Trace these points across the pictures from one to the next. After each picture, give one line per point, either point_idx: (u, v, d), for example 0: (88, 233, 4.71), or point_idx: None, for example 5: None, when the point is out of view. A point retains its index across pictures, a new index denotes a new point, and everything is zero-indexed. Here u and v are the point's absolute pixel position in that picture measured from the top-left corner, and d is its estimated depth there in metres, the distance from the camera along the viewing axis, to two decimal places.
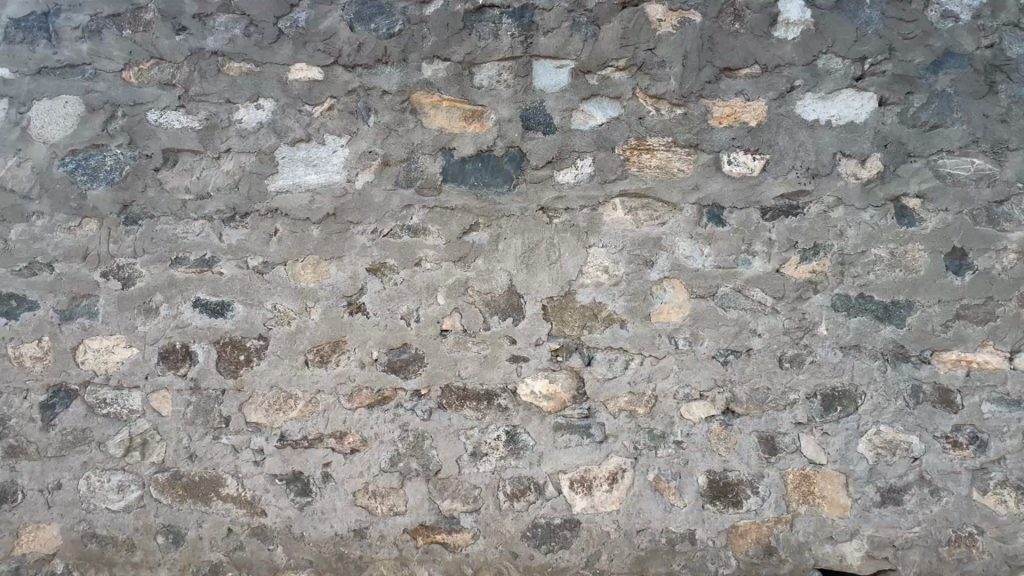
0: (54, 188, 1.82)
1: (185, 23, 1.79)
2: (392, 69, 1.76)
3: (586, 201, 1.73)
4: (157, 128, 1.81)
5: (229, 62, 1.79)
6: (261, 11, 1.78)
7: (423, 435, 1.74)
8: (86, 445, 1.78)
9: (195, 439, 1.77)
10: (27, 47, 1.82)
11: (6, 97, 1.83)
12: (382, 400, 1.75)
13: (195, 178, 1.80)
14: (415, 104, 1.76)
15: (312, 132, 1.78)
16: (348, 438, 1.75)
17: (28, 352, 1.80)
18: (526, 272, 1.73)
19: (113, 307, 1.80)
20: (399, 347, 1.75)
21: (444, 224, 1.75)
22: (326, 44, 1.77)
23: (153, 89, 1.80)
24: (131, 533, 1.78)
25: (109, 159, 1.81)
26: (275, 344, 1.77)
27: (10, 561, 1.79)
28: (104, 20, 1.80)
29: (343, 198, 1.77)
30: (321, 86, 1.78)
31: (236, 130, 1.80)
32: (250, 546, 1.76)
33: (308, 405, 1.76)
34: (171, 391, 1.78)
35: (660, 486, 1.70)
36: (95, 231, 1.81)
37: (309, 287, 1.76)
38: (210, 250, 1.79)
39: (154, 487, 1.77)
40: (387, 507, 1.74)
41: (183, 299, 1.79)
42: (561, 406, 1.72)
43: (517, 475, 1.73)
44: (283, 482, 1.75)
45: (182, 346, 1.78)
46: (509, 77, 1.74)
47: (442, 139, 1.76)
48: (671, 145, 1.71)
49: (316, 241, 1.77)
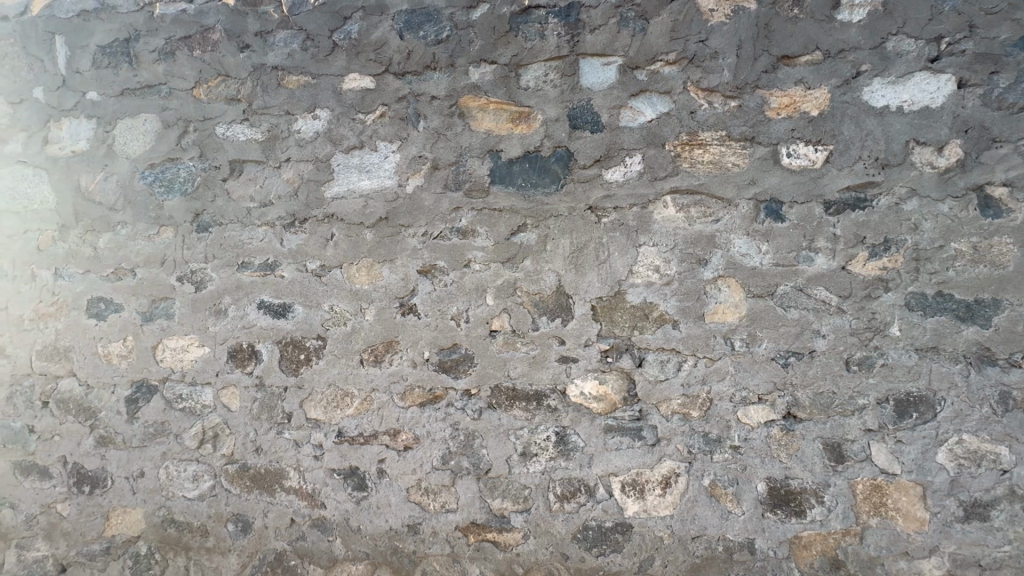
0: (135, 199, 1.97)
1: (248, 41, 1.90)
2: (441, 74, 1.80)
3: (635, 199, 1.69)
4: (224, 141, 1.93)
5: (288, 75, 1.89)
6: (317, 26, 1.86)
7: (474, 434, 1.76)
8: (165, 436, 1.92)
9: (261, 433, 1.87)
10: (112, 72, 1.99)
11: (95, 117, 2.01)
12: (434, 399, 1.79)
13: (259, 186, 1.90)
14: (463, 108, 1.79)
15: (366, 139, 1.85)
16: (402, 436, 1.80)
17: (115, 350, 1.97)
18: (575, 272, 1.72)
19: (187, 309, 1.93)
20: (450, 347, 1.78)
21: (492, 225, 1.77)
22: (377, 53, 1.83)
23: (220, 104, 1.93)
24: (204, 520, 1.90)
25: (182, 171, 1.95)
26: (332, 344, 1.84)
27: (102, 540, 1.96)
28: (177, 42, 1.94)
29: (394, 202, 1.82)
30: (373, 94, 1.84)
31: (295, 140, 1.89)
32: (311, 536, 1.85)
33: (364, 403, 1.82)
34: (239, 387, 1.89)
35: (716, 492, 1.65)
36: (171, 239, 1.95)
37: (363, 289, 1.83)
38: (272, 255, 1.89)
39: (225, 477, 1.88)
40: (439, 503, 1.78)
41: (249, 301, 1.90)
42: (612, 408, 1.70)
43: (567, 476, 1.72)
44: (341, 476, 1.83)
45: (249, 345, 1.89)
46: (556, 77, 1.74)
47: (489, 141, 1.78)
48: (725, 139, 1.65)
49: (370, 244, 1.83)
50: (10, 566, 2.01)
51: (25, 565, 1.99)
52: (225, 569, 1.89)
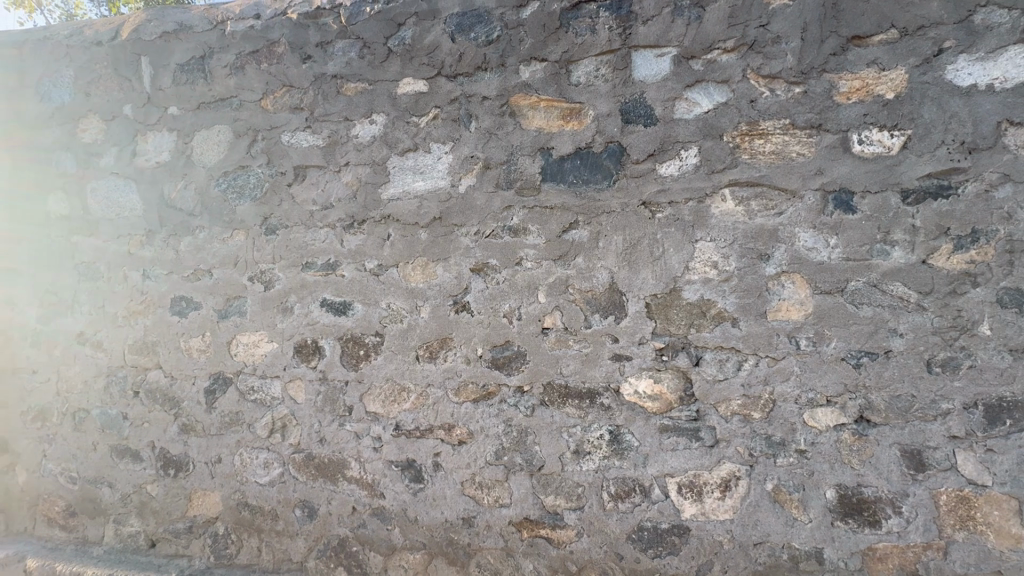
0: (211, 205, 2.12)
1: (310, 52, 2.00)
2: (492, 75, 1.82)
3: (691, 193, 1.64)
4: (289, 148, 2.04)
5: (347, 83, 1.97)
6: (373, 34, 1.93)
7: (526, 431, 1.78)
8: (239, 425, 2.06)
9: (324, 424, 1.97)
10: (189, 87, 2.15)
11: (175, 130, 2.18)
12: (487, 395, 1.81)
13: (320, 190, 2.00)
14: (514, 106, 1.80)
15: (419, 141, 1.90)
16: (456, 431, 1.84)
17: (196, 345, 2.13)
18: (628, 269, 1.69)
19: (257, 306, 2.06)
20: (502, 344, 1.80)
21: (544, 223, 1.77)
22: (430, 57, 1.87)
23: (285, 113, 2.04)
24: (274, 505, 2.02)
25: (252, 178, 2.08)
26: (390, 340, 1.91)
27: (186, 519, 2.13)
28: (246, 57, 2.07)
29: (447, 202, 1.86)
30: (426, 97, 1.89)
31: (353, 145, 1.97)
32: (371, 524, 1.93)
33: (420, 398, 1.87)
34: (304, 380, 2.00)
35: (780, 498, 1.58)
36: (243, 241, 2.08)
37: (419, 287, 1.88)
38: (333, 255, 1.98)
39: (292, 465, 2.00)
40: (493, 498, 1.80)
41: (313, 299, 2.00)
42: (668, 407, 1.66)
43: (621, 475, 1.70)
44: (398, 468, 1.89)
45: (313, 341, 1.99)
46: (608, 71, 1.72)
47: (540, 139, 1.78)
48: (788, 128, 1.57)
49: (424, 244, 1.88)
50: (109, 538, 2.22)
51: (122, 538, 2.20)
52: (293, 551, 2.01)
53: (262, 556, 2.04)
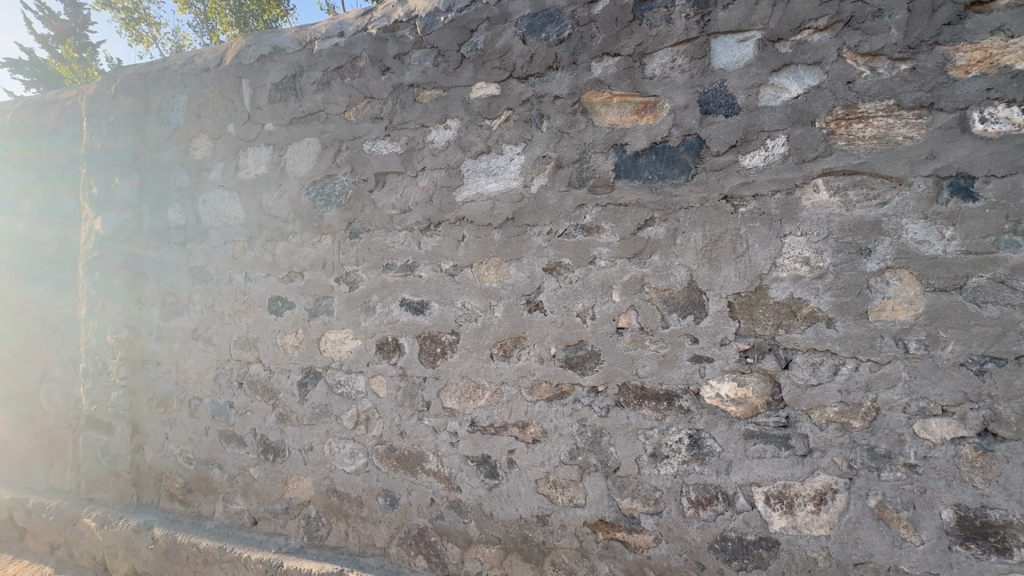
0: (302, 212, 2.29)
1: (388, 63, 2.10)
2: (563, 73, 1.82)
3: (779, 184, 1.54)
4: (370, 156, 2.16)
5: (423, 91, 2.05)
6: (447, 42, 1.99)
7: (601, 431, 1.76)
8: (328, 416, 2.21)
9: (404, 418, 2.06)
10: (282, 104, 2.34)
11: (271, 144, 2.38)
12: (561, 395, 1.81)
13: (399, 195, 2.10)
14: (586, 104, 1.79)
15: (492, 143, 1.93)
16: (530, 429, 1.85)
17: (290, 341, 2.31)
18: (709, 267, 1.62)
19: (343, 306, 2.20)
20: (576, 344, 1.79)
21: (618, 221, 1.74)
22: (502, 60, 1.91)
23: (367, 123, 2.16)
24: (359, 493, 2.15)
25: (337, 185, 2.22)
26: (465, 338, 1.96)
27: (283, 501, 2.32)
28: (331, 73, 2.22)
29: (520, 202, 1.88)
30: (499, 99, 1.92)
31: (429, 150, 2.04)
32: (448, 517, 1.99)
33: (494, 395, 1.91)
34: (385, 376, 2.11)
35: (885, 516, 1.44)
36: (330, 245, 2.23)
37: (492, 286, 1.92)
38: (412, 257, 2.06)
39: (375, 455, 2.11)
40: (567, 498, 1.80)
41: (393, 299, 2.10)
42: (753, 413, 1.57)
43: (702, 482, 1.63)
44: (474, 463, 1.94)
45: (393, 338, 2.10)
46: (684, 62, 1.66)
47: (613, 135, 1.75)
48: (893, 109, 1.43)
49: (498, 244, 1.91)
50: (219, 514, 2.47)
51: (229, 515, 2.45)
52: (377, 537, 2.12)
53: (349, 540, 2.18)
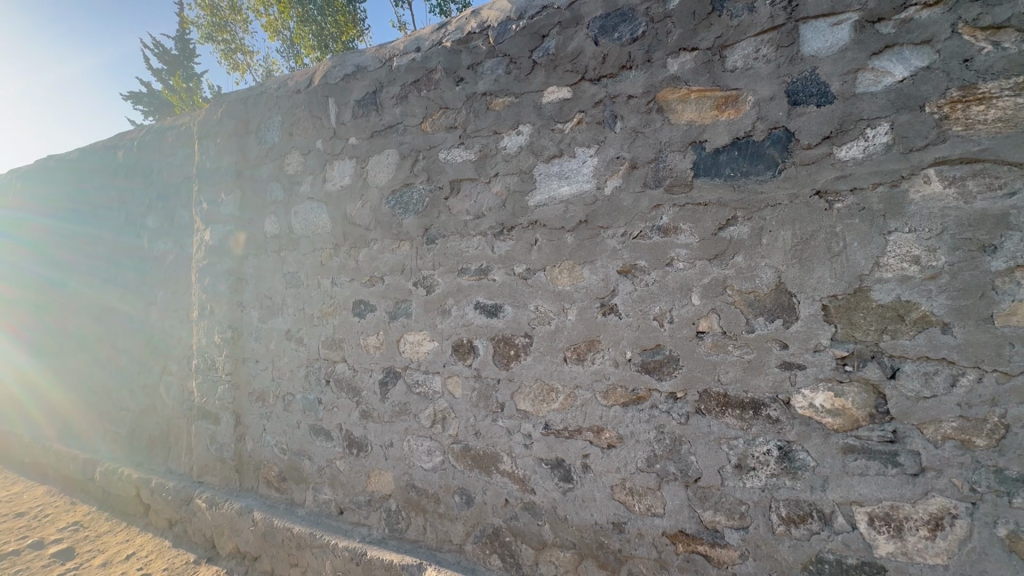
0: (382, 220, 2.42)
1: (462, 74, 2.17)
2: (637, 72, 1.79)
3: (882, 177, 1.41)
4: (445, 164, 2.23)
5: (495, 98, 2.10)
6: (519, 49, 2.03)
7: (681, 439, 1.70)
8: (407, 415, 2.32)
9: (479, 419, 2.11)
10: (364, 119, 2.48)
11: (355, 157, 2.54)
12: (637, 400, 1.77)
13: (473, 201, 2.15)
14: (662, 102, 1.74)
15: (565, 147, 1.94)
16: (605, 434, 1.83)
17: (372, 342, 2.44)
18: (800, 268, 1.52)
19: (421, 309, 2.29)
20: (653, 348, 1.75)
21: (697, 221, 1.68)
22: (574, 63, 1.91)
23: (442, 133, 2.24)
24: (436, 489, 2.23)
25: (415, 194, 2.32)
26: (538, 341, 1.98)
27: (366, 493, 2.46)
28: (409, 87, 2.33)
29: (593, 205, 1.87)
30: (571, 103, 1.92)
31: (502, 156, 2.08)
32: (522, 518, 2.01)
33: (568, 398, 1.91)
34: (461, 377, 2.17)
35: (1018, 548, 1.27)
36: (408, 251, 2.34)
37: (565, 289, 1.92)
38: (485, 261, 2.11)
39: (452, 454, 2.18)
40: (645, 506, 1.76)
41: (468, 302, 2.16)
42: (853, 425, 1.45)
43: (794, 498, 1.53)
44: (548, 466, 1.95)
45: (468, 340, 2.15)
46: (770, 51, 1.57)
47: (691, 133, 1.70)
48: (1022, 87, 1.27)
49: (571, 247, 1.91)
50: (309, 503, 2.66)
51: (319, 503, 2.62)
52: (453, 534, 2.19)
53: (427, 534, 2.26)
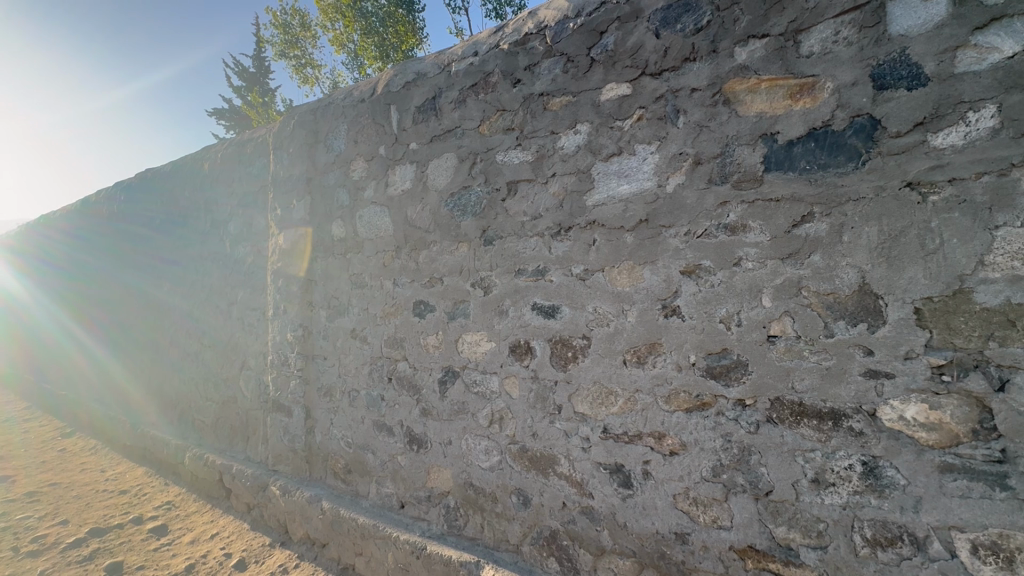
0: (441, 222, 2.47)
1: (519, 75, 2.18)
2: (702, 64, 1.71)
3: (987, 165, 1.27)
4: (502, 166, 2.25)
5: (552, 98, 2.08)
6: (577, 47, 2.00)
7: (749, 449, 1.60)
8: (465, 413, 2.35)
9: (536, 420, 2.10)
10: (424, 124, 2.55)
11: (415, 161, 2.61)
12: (702, 406, 1.70)
13: (530, 202, 2.14)
14: (729, 93, 1.66)
15: (624, 144, 1.89)
16: (667, 440, 1.76)
17: (431, 341, 2.50)
18: (887, 267, 1.39)
19: (478, 309, 2.31)
20: (720, 352, 1.66)
21: (769, 218, 1.58)
22: (634, 58, 1.86)
23: (500, 135, 2.26)
24: (494, 489, 2.25)
25: (472, 196, 2.35)
26: (597, 343, 1.94)
27: (426, 488, 2.52)
28: (467, 91, 2.37)
29: (655, 203, 1.81)
30: (630, 99, 1.87)
31: (559, 156, 2.06)
32: (581, 522, 1.98)
33: (628, 402, 1.85)
34: (518, 377, 2.17)
35: None
36: (466, 252, 2.37)
37: (625, 290, 1.87)
38: (542, 262, 2.10)
39: (509, 454, 2.19)
40: (710, 518, 1.68)
41: (525, 303, 2.15)
42: (951, 442, 1.31)
43: (880, 518, 1.41)
44: (607, 471, 1.91)
45: (525, 341, 2.15)
46: (851, 33, 1.45)
47: (762, 125, 1.61)
48: None
49: (631, 247, 1.86)
50: (373, 495, 2.77)
51: (381, 496, 2.72)
52: (511, 534, 2.20)
53: (485, 533, 2.28)
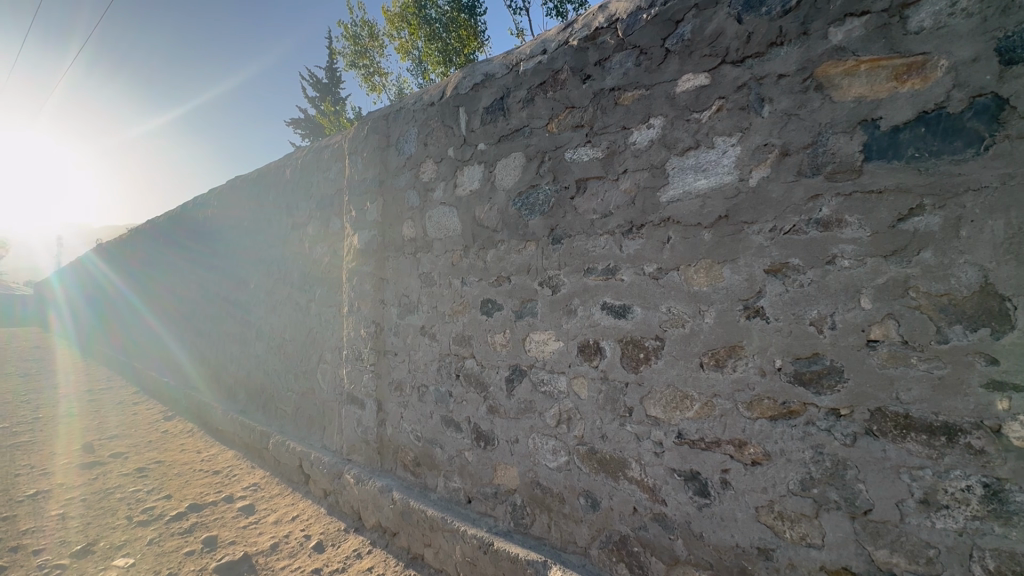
0: (509, 222, 2.49)
1: (589, 71, 2.15)
2: (790, 48, 1.60)
3: None
4: (571, 164, 2.22)
5: (624, 93, 2.03)
6: (651, 39, 1.94)
7: (844, 463, 1.48)
8: (532, 412, 2.35)
9: (606, 422, 2.06)
10: (492, 125, 2.58)
11: (483, 161, 2.64)
12: (789, 415, 1.59)
13: (601, 199, 2.10)
14: (823, 78, 1.54)
15: (702, 137, 1.81)
16: (749, 449, 1.67)
17: (498, 340, 2.52)
18: (1016, 266, 1.24)
19: (546, 308, 2.30)
20: (810, 357, 1.55)
21: (869, 212, 1.45)
22: (713, 46, 1.77)
23: (569, 132, 2.23)
24: (561, 489, 2.23)
25: (541, 194, 2.34)
26: (671, 345, 1.87)
27: (493, 485, 2.55)
28: (535, 89, 2.36)
29: (736, 198, 1.71)
30: (709, 89, 1.79)
31: (631, 152, 2.01)
32: (652, 529, 1.92)
33: (705, 408, 1.77)
34: (587, 378, 2.13)
35: None
36: (533, 251, 2.36)
37: (702, 290, 1.78)
38: (613, 260, 2.05)
39: (577, 455, 2.16)
40: (798, 534, 1.56)
41: (595, 303, 2.12)
42: None
43: (1006, 549, 1.25)
44: (682, 478, 1.83)
45: (594, 342, 2.11)
46: (971, 3, 1.30)
47: (861, 110, 1.48)
48: None
49: (709, 245, 1.77)
50: (441, 489, 2.84)
51: (449, 490, 2.79)
52: (578, 536, 2.17)
53: (552, 533, 2.27)
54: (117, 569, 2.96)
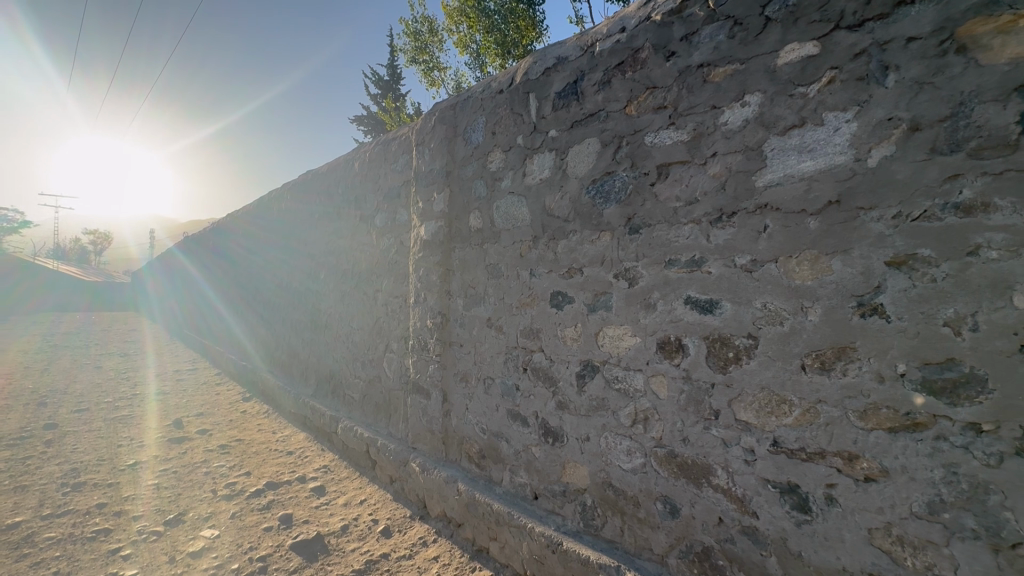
0: (582, 211, 2.38)
1: (674, 48, 2.00)
2: (922, 7, 1.39)
3: None
4: (652, 148, 2.08)
5: (714, 69, 1.87)
6: (747, 8, 1.77)
7: (985, 486, 1.28)
8: (605, 410, 2.25)
9: (688, 424, 1.92)
10: (564, 110, 2.47)
11: (554, 149, 2.55)
12: (912, 427, 1.39)
13: (685, 186, 1.95)
14: (965, 39, 1.32)
15: (808, 114, 1.63)
16: (861, 462, 1.49)
17: (569, 333, 2.44)
18: None
19: (622, 302, 2.18)
20: (942, 363, 1.34)
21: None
22: (824, 11, 1.58)
23: (649, 114, 2.09)
24: (636, 493, 2.12)
25: (617, 181, 2.22)
26: (766, 344, 1.70)
27: (561, 483, 2.48)
28: (612, 71, 2.24)
29: (850, 180, 1.52)
30: (817, 60, 1.60)
31: (722, 133, 1.85)
32: (741, 543, 1.78)
33: (806, 414, 1.60)
34: (667, 377, 2.00)
35: None
36: (609, 241, 2.25)
37: (805, 284, 1.60)
38: (699, 251, 1.90)
39: (655, 457, 2.04)
40: (923, 563, 1.38)
41: (677, 297, 1.98)
42: None
43: None
44: (777, 490, 1.67)
45: (676, 338, 1.98)
46: None
47: (1017, 74, 1.25)
48: None
49: (815, 234, 1.59)
50: (506, 483, 2.81)
51: (515, 485, 2.75)
52: (655, 543, 2.06)
53: (625, 537, 2.17)
54: (205, 540, 3.17)
